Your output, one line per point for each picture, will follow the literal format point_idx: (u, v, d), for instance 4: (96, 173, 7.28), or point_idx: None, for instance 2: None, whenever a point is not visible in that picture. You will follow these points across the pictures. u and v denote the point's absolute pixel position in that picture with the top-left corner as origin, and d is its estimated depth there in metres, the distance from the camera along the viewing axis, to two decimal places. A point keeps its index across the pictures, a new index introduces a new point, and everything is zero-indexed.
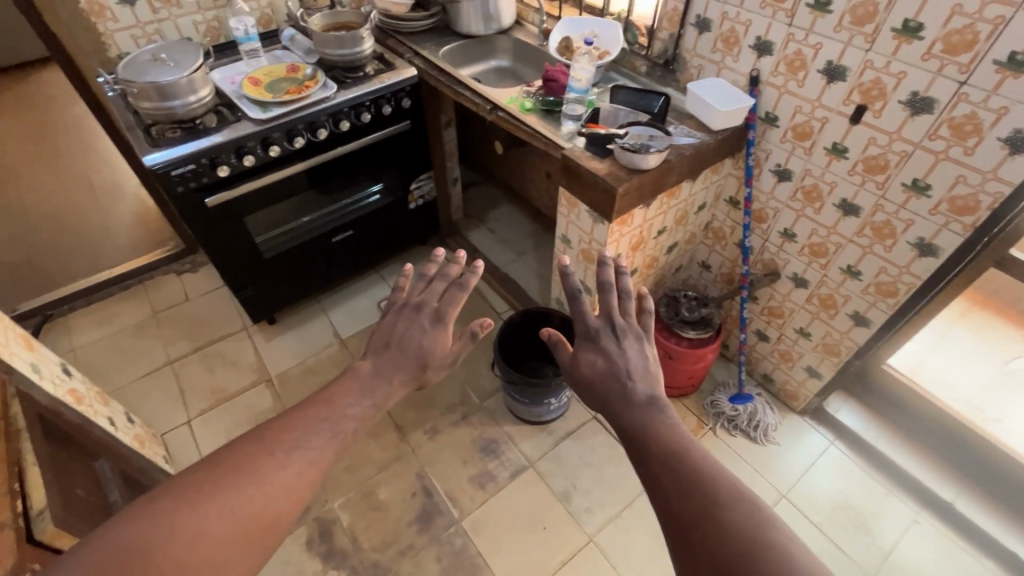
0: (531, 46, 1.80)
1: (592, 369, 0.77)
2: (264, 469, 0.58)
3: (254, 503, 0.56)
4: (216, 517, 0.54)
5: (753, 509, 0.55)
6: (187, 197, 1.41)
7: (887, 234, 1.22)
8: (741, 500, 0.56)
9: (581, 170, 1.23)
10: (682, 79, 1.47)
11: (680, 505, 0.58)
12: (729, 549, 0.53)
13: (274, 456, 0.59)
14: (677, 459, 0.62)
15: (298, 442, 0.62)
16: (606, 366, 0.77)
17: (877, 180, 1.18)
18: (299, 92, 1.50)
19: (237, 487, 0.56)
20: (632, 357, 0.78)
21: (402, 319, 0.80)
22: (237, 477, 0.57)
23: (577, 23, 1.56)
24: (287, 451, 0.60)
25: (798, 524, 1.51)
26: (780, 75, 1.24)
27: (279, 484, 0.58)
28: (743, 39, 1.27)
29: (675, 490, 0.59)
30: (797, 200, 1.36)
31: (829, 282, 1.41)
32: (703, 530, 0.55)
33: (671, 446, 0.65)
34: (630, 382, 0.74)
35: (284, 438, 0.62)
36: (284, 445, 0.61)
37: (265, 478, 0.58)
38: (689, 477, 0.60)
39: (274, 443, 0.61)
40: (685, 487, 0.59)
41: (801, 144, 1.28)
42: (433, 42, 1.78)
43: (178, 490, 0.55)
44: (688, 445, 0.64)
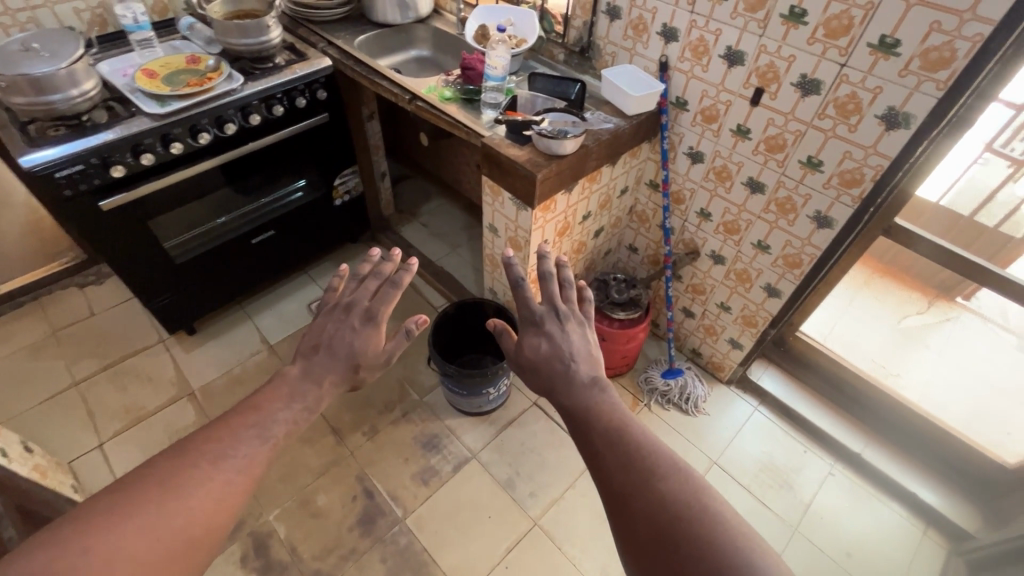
0: (450, 35, 1.78)
1: (539, 349, 0.79)
2: (188, 484, 0.55)
3: (177, 520, 0.53)
4: (133, 540, 0.50)
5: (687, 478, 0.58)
6: (78, 202, 1.29)
7: (789, 208, 1.31)
8: (677, 470, 0.59)
9: (502, 159, 1.23)
10: (598, 67, 1.50)
11: (618, 475, 0.60)
12: (664, 515, 0.55)
13: (199, 468, 0.56)
14: (617, 435, 0.64)
15: (226, 452, 0.59)
16: (550, 346, 0.78)
17: (778, 158, 1.26)
18: (201, 85, 1.41)
19: (159, 503, 0.53)
20: (575, 340, 0.79)
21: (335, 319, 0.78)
22: (161, 495, 0.53)
23: (494, 11, 1.55)
24: (215, 462, 0.57)
25: (728, 488, 1.60)
26: (686, 60, 1.29)
27: (211, 495, 0.55)
28: (651, 26, 1.31)
29: (614, 461, 0.61)
30: (710, 179, 1.43)
31: (743, 257, 1.49)
32: (639, 500, 0.57)
33: (612, 423, 0.66)
34: (576, 361, 0.76)
35: (210, 449, 0.58)
36: (210, 457, 0.58)
37: (197, 489, 0.55)
38: (628, 452, 0.61)
39: (200, 455, 0.58)
40: (625, 460, 0.61)
41: (709, 127, 1.34)
42: (348, 32, 1.72)
43: (92, 515, 0.50)
44: (628, 421, 0.66)
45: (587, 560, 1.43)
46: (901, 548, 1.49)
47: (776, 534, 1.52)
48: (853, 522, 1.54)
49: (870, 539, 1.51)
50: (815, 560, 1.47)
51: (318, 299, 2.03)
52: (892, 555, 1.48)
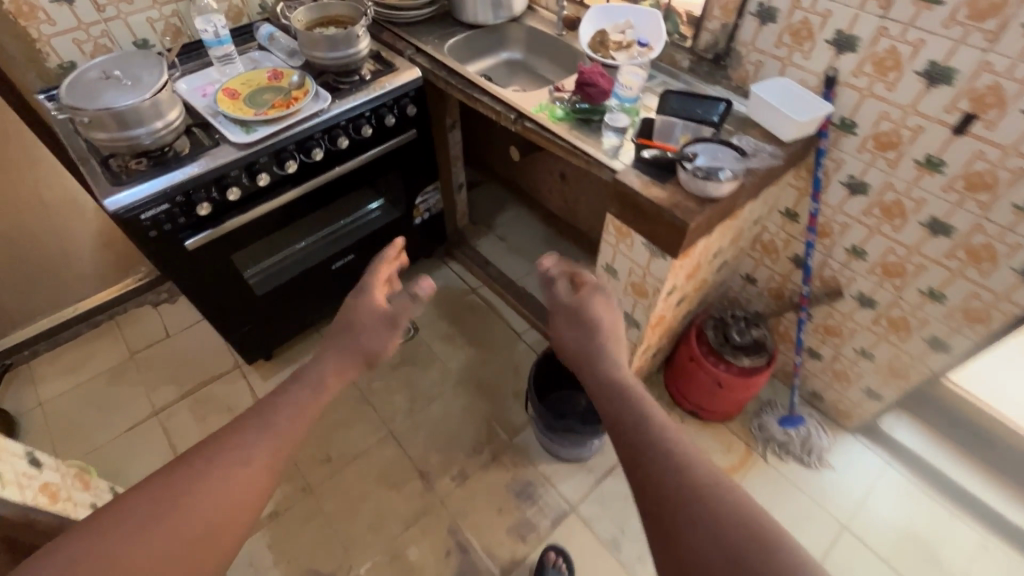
0: (547, 36, 1.57)
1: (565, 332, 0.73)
2: (201, 480, 0.52)
3: (188, 519, 0.50)
4: (148, 540, 0.48)
5: (719, 490, 0.48)
6: (162, 243, 1.18)
7: (985, 257, 1.08)
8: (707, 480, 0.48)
9: (641, 201, 1.04)
10: (735, 77, 1.28)
11: (650, 486, 0.50)
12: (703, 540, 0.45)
13: (214, 466, 0.53)
14: (653, 439, 0.54)
15: (234, 449, 0.55)
16: (583, 326, 0.72)
17: (980, 198, 1.03)
18: (287, 107, 1.26)
19: (168, 502, 0.50)
20: (604, 326, 0.71)
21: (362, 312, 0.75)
22: (179, 484, 0.51)
23: (611, 11, 1.33)
24: (224, 458, 0.54)
25: (863, 562, 1.41)
26: (863, 75, 1.06)
27: (234, 483, 0.53)
28: (819, 33, 1.09)
29: (644, 469, 0.52)
30: (873, 215, 1.20)
31: (903, 304, 1.27)
32: (668, 520, 0.48)
33: (643, 425, 0.56)
34: (603, 346, 0.68)
35: (219, 447, 0.55)
36: (217, 459, 0.54)
37: (214, 476, 0.52)
38: (653, 457, 0.52)
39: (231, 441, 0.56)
40: (657, 470, 0.51)
41: (884, 155, 1.11)
42: (435, 35, 1.54)
43: (121, 510, 0.49)
44: (652, 415, 0.56)
45: None
46: None
47: None
48: None
49: None
50: None
51: None
52: None
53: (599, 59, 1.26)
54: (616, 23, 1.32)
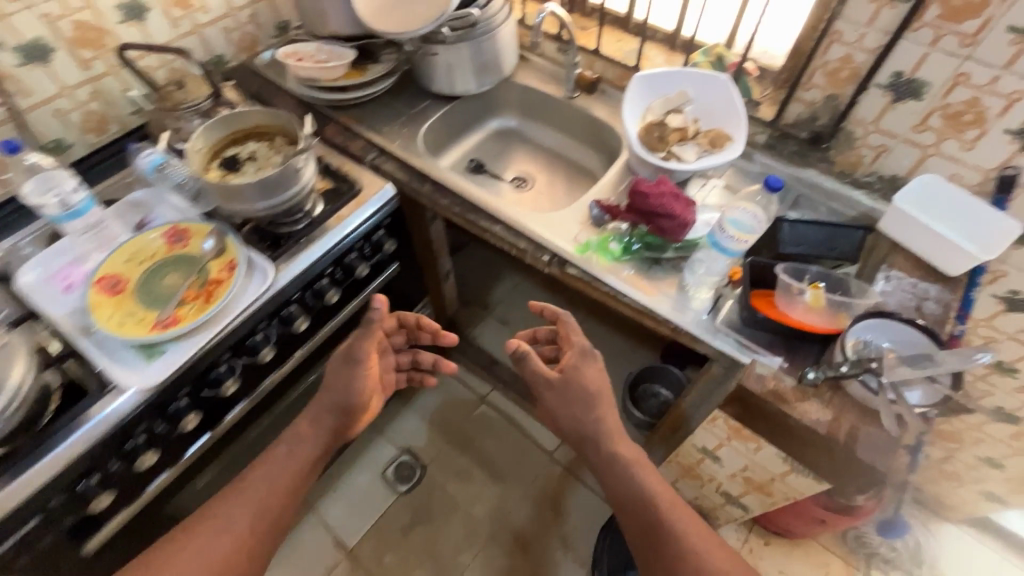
0: (553, 99, 1.15)
1: (545, 407, 0.85)
2: (222, 512, 0.76)
3: (230, 531, 0.74)
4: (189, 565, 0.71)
5: (669, 516, 0.76)
6: (45, 561, 0.75)
7: None
8: (665, 496, 0.78)
9: (789, 419, 0.70)
10: (842, 161, 0.93)
11: (629, 503, 0.78)
12: (663, 542, 0.74)
13: (232, 500, 0.77)
14: (627, 470, 0.79)
15: (261, 478, 0.80)
16: (574, 404, 0.81)
17: None
18: (208, 302, 0.82)
19: (221, 512, 0.76)
20: (599, 392, 0.81)
21: (337, 371, 0.84)
22: (213, 519, 0.75)
23: (659, 80, 0.94)
24: (247, 484, 0.79)
25: None
26: None
27: (245, 520, 0.76)
28: (996, 121, 0.74)
29: (623, 488, 0.79)
30: None
31: None
32: (648, 537, 0.76)
33: (622, 462, 0.80)
34: (593, 414, 0.81)
35: (251, 480, 0.80)
36: (248, 488, 0.79)
37: (262, 493, 0.78)
38: (637, 496, 0.78)
39: (270, 456, 0.82)
40: (631, 493, 0.78)
41: None
42: (402, 119, 1.10)
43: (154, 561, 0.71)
44: (631, 469, 0.79)
45: None
46: None
47: None
48: None
49: None
50: None
51: (394, 462, 1.53)
52: None
53: (658, 162, 0.88)
54: (669, 97, 0.93)
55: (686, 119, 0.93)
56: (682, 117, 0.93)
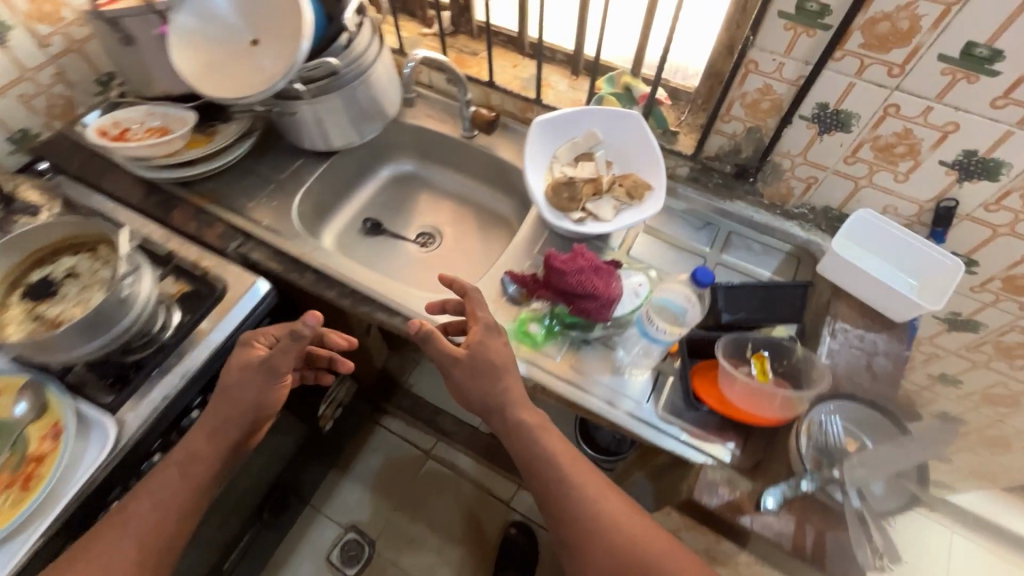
0: (450, 139, 1.00)
1: (453, 385, 0.69)
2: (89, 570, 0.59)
3: None
4: None
5: (601, 503, 0.65)
6: None
7: None
8: (579, 473, 0.67)
9: (749, 531, 0.61)
10: (770, 192, 0.84)
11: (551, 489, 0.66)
12: (592, 532, 0.63)
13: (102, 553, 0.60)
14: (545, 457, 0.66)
15: (139, 511, 0.63)
16: (479, 377, 0.67)
17: None
18: (20, 494, 0.63)
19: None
20: (505, 365, 0.68)
21: (236, 377, 0.69)
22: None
23: (563, 122, 0.81)
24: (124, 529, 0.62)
25: None
26: (1004, 209, 0.68)
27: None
28: (930, 152, 0.67)
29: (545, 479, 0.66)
30: (982, 350, 0.88)
31: (1007, 425, 0.99)
32: (574, 522, 0.64)
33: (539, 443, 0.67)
34: (499, 384, 0.67)
35: (126, 522, 0.62)
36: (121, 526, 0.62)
37: (152, 523, 0.63)
38: (551, 463, 0.66)
39: (149, 487, 0.64)
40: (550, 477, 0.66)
41: (1017, 298, 0.76)
42: (271, 188, 0.92)
43: None
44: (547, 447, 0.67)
45: None
46: None
47: None
48: None
49: None
50: None
51: (337, 543, 1.38)
52: None
53: (573, 225, 0.76)
54: (577, 142, 0.80)
55: (601, 165, 0.80)
56: (595, 164, 0.80)
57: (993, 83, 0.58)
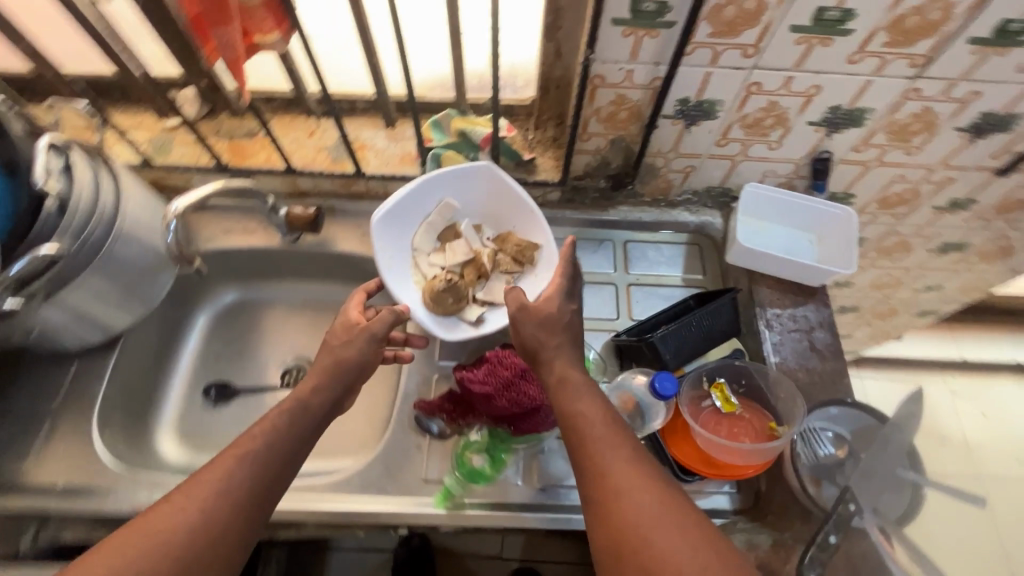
0: (271, 248, 0.78)
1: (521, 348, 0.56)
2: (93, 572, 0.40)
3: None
4: None
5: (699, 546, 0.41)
6: None
7: (1001, 253, 0.89)
8: (640, 482, 0.45)
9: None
10: (649, 191, 0.77)
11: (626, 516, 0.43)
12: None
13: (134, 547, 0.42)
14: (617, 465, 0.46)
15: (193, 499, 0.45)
16: (546, 327, 0.55)
17: (1009, 217, 0.79)
18: None
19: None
20: (571, 322, 0.56)
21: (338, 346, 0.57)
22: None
23: (408, 204, 0.64)
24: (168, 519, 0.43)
25: None
26: (872, 147, 0.66)
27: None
28: (799, 117, 0.62)
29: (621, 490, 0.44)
30: (866, 257, 0.92)
31: (892, 300, 1.09)
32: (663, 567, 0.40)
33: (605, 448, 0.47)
34: (566, 346, 0.54)
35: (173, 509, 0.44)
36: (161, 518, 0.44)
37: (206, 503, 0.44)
38: (578, 451, 0.48)
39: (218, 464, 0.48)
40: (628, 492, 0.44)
41: (891, 212, 0.79)
42: (48, 425, 0.64)
43: None
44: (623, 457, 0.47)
45: None
46: None
47: None
48: None
49: None
50: None
51: None
52: None
53: (474, 327, 0.64)
54: (434, 223, 0.65)
55: (471, 236, 0.67)
56: (464, 239, 0.66)
57: (847, 41, 0.53)
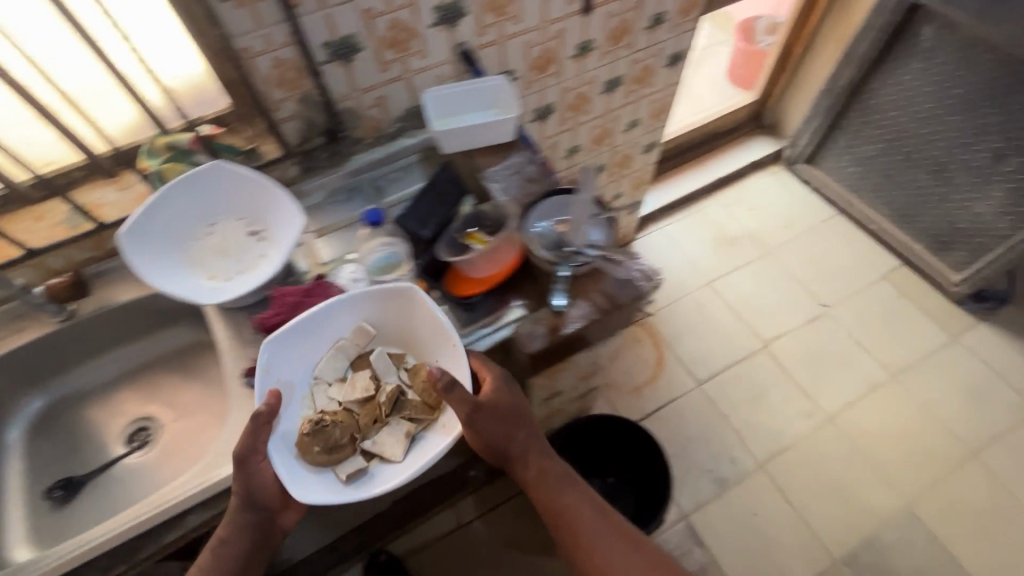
0: (52, 333, 0.81)
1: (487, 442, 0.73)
2: None
3: None
4: None
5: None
6: None
7: (647, 74, 1.18)
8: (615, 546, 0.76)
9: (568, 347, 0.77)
10: (365, 135, 0.91)
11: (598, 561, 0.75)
12: None
13: None
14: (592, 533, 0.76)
15: None
16: (499, 422, 0.72)
17: (624, 43, 1.06)
18: None
19: None
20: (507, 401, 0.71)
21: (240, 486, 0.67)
22: None
23: (310, 327, 0.71)
24: None
25: (734, 283, 1.76)
26: (489, 26, 0.87)
27: None
28: (420, 24, 0.80)
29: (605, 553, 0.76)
30: (566, 118, 1.16)
31: (618, 147, 1.36)
32: None
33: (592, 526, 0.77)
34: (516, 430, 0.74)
35: None
36: None
37: None
38: (576, 540, 0.77)
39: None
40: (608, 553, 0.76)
41: (548, 73, 1.02)
42: None
43: None
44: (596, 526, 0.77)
45: (795, 424, 1.51)
46: (786, 192, 1.97)
47: (772, 266, 1.79)
48: (768, 210, 1.93)
49: (780, 207, 1.93)
50: (795, 250, 1.83)
51: None
52: (790, 200, 1.95)
53: (346, 481, 0.66)
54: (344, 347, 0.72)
55: (384, 372, 0.73)
56: (370, 370, 0.72)
57: None
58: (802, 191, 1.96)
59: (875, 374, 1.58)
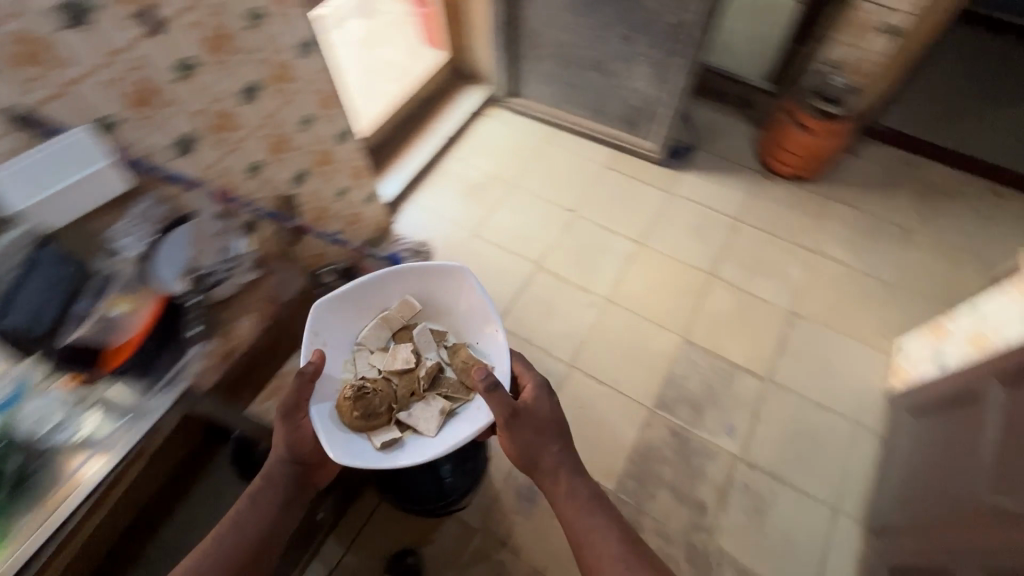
0: None
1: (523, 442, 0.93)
2: None
3: None
4: None
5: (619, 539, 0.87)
6: None
7: (284, 68, 1.16)
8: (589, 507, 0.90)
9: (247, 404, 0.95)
10: None
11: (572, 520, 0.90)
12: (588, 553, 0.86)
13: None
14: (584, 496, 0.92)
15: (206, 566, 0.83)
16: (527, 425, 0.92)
17: (232, 48, 1.02)
18: None
19: None
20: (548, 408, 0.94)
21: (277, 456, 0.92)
22: None
23: (357, 296, 1.00)
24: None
25: (495, 224, 1.88)
26: (33, 81, 0.77)
27: None
28: None
29: (577, 513, 0.90)
30: (219, 140, 1.09)
31: (308, 147, 1.33)
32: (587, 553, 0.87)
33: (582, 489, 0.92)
34: (539, 427, 0.93)
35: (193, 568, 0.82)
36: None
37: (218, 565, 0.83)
38: (561, 505, 0.92)
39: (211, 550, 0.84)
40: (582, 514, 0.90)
41: (157, 105, 0.94)
42: None
43: None
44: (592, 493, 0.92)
45: (586, 318, 1.69)
46: (510, 126, 2.12)
47: (522, 195, 1.95)
48: (501, 147, 2.06)
49: (510, 141, 2.08)
50: (535, 173, 2.00)
51: None
52: (516, 132, 2.11)
53: (393, 447, 0.91)
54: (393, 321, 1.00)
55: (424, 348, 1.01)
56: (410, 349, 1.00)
57: None
58: (521, 120, 2.13)
59: (628, 248, 1.83)
